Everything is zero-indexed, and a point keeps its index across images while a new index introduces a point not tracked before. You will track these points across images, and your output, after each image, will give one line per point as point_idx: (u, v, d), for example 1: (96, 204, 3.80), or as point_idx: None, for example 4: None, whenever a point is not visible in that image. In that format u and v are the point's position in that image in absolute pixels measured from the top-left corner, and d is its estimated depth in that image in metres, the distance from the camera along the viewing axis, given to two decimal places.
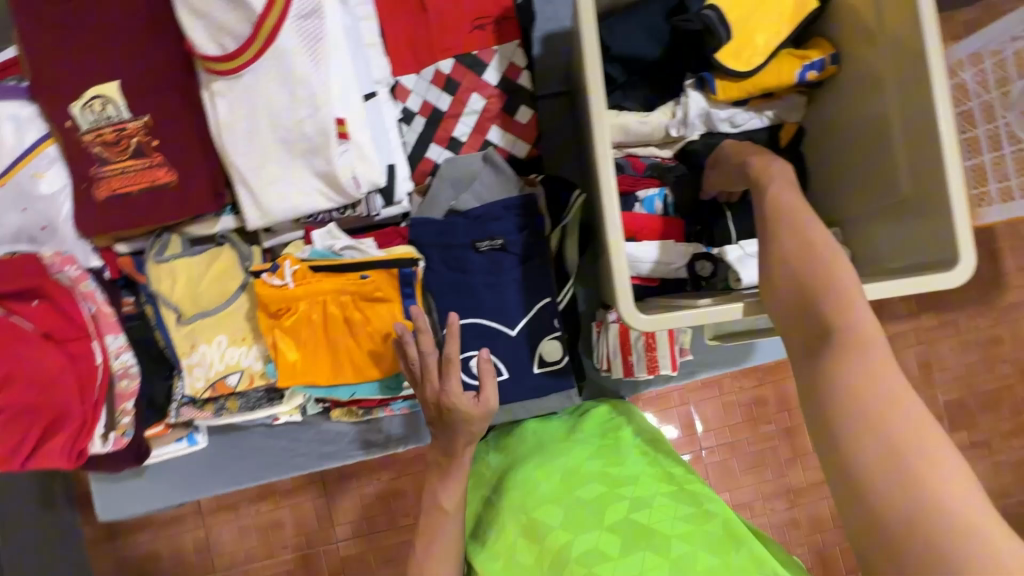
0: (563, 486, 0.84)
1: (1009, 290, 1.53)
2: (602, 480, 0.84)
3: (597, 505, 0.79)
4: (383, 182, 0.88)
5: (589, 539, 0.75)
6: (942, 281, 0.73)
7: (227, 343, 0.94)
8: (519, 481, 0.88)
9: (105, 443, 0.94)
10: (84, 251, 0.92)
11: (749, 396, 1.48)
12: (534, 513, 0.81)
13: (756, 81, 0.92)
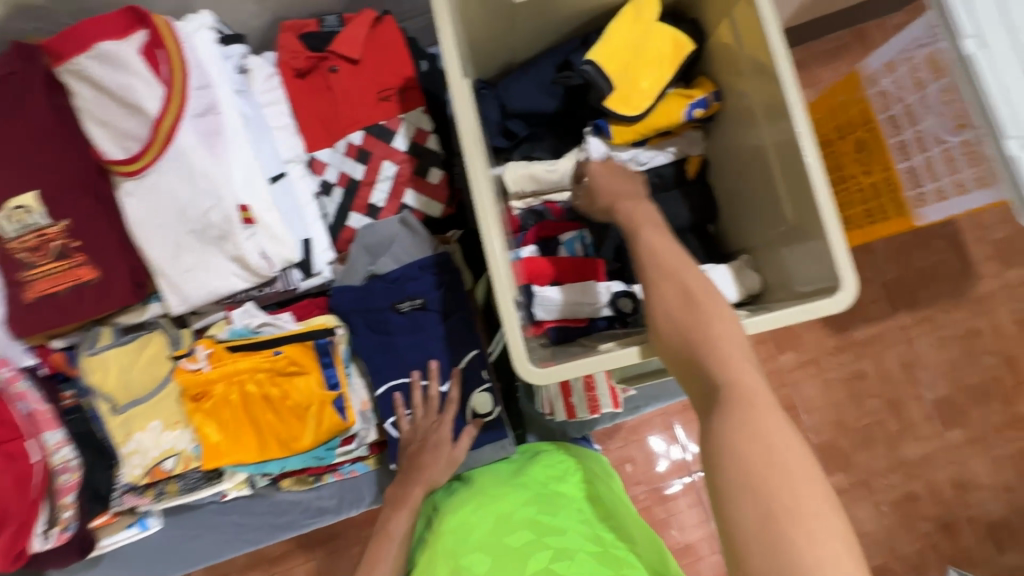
0: (492, 533, 0.81)
1: (981, 280, 1.50)
2: (531, 530, 0.80)
3: (520, 556, 0.76)
4: (298, 257, 0.92)
5: None
6: (825, 307, 0.72)
7: (161, 429, 0.96)
8: (449, 527, 0.84)
9: (46, 540, 0.94)
10: (17, 351, 0.95)
11: None
12: (459, 560, 0.78)
13: (647, 123, 0.96)
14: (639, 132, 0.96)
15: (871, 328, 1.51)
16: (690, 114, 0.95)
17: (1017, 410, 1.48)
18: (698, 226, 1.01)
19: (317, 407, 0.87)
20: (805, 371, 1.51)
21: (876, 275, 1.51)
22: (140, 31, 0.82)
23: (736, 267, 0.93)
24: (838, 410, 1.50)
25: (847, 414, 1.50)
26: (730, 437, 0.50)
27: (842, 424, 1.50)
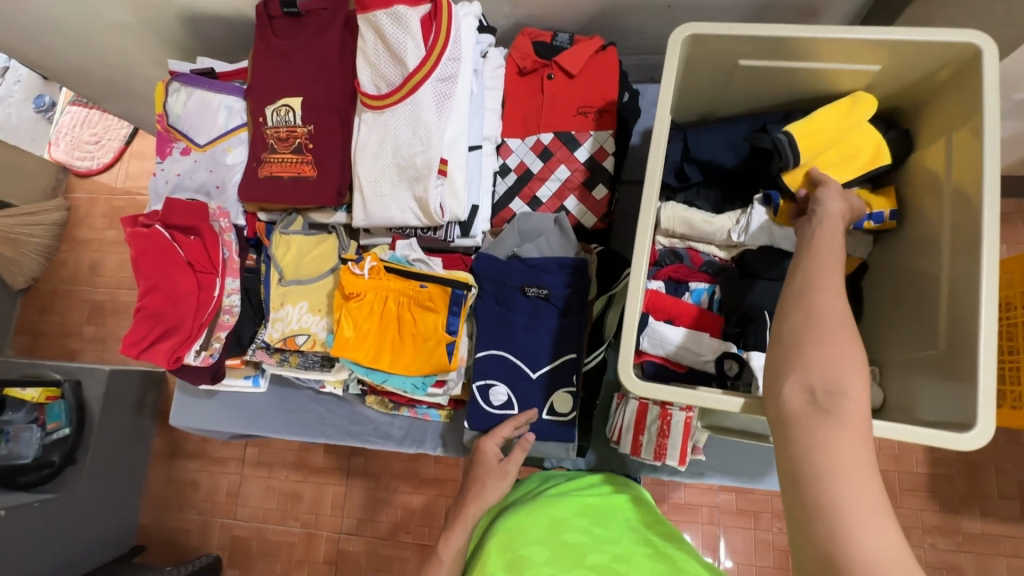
0: (546, 527, 0.87)
1: None
2: (585, 531, 0.87)
3: (577, 553, 0.82)
4: (463, 216, 1.06)
5: None
6: (951, 439, 0.70)
7: (306, 310, 1.14)
8: (501, 521, 0.89)
9: (196, 357, 1.16)
10: (236, 211, 1.20)
11: (785, 541, 1.53)
12: (519, 548, 0.83)
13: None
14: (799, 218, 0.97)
15: (987, 526, 1.47)
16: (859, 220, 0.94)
17: None
18: None
19: (434, 343, 1.01)
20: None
21: (1017, 473, 1.47)
22: (427, 4, 1.02)
23: None
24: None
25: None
26: (835, 448, 0.53)
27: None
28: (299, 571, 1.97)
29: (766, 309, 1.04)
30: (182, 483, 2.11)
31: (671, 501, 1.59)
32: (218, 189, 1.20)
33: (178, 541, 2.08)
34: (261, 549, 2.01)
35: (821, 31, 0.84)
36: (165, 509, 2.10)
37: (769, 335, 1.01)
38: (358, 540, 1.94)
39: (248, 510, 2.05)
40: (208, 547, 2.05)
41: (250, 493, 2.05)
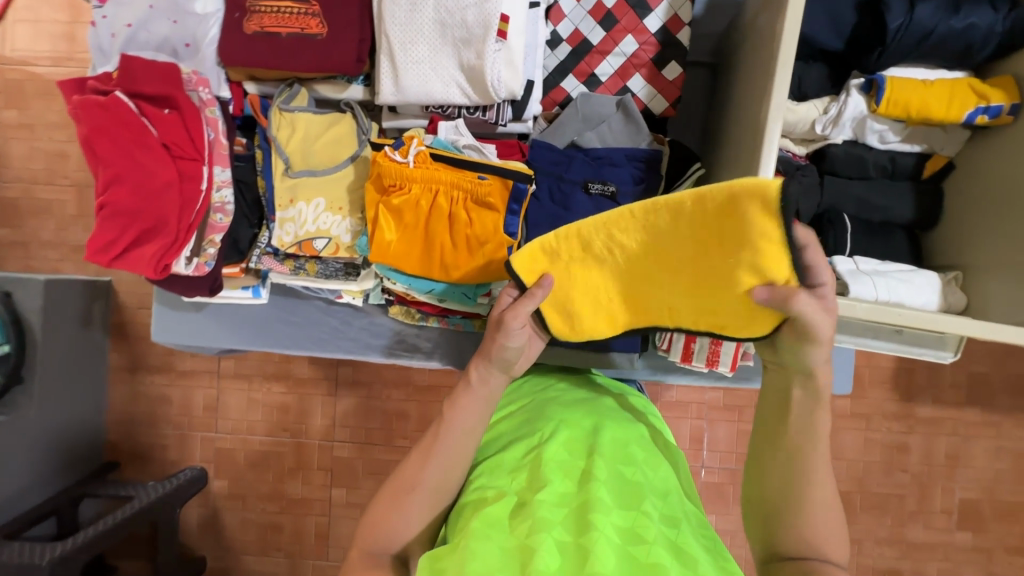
0: (609, 457, 0.79)
1: None
2: (645, 474, 0.78)
3: (635, 490, 0.73)
4: (519, 95, 0.87)
5: (627, 515, 0.69)
6: None
7: (324, 208, 0.95)
8: (564, 423, 0.85)
9: (187, 266, 0.96)
10: (217, 78, 0.94)
11: None
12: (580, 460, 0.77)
13: (920, 105, 0.89)
14: (905, 108, 0.89)
15: (938, 411, 1.63)
16: (971, 113, 0.87)
17: None
18: (907, 227, 0.99)
19: (493, 247, 0.85)
20: (853, 422, 1.65)
21: (968, 365, 1.62)
22: None
23: (944, 281, 0.90)
24: (867, 468, 1.65)
25: (873, 478, 1.65)
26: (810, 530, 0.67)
27: (865, 486, 1.65)
28: (290, 479, 1.92)
29: (845, 213, 0.98)
30: (150, 399, 1.94)
31: (664, 399, 1.65)
32: (187, 49, 0.92)
33: (155, 457, 1.96)
34: (248, 460, 1.93)
35: None
36: (135, 426, 1.95)
37: (850, 239, 0.96)
38: (351, 447, 1.90)
39: (230, 423, 1.93)
40: (189, 460, 1.95)
41: (229, 405, 1.93)
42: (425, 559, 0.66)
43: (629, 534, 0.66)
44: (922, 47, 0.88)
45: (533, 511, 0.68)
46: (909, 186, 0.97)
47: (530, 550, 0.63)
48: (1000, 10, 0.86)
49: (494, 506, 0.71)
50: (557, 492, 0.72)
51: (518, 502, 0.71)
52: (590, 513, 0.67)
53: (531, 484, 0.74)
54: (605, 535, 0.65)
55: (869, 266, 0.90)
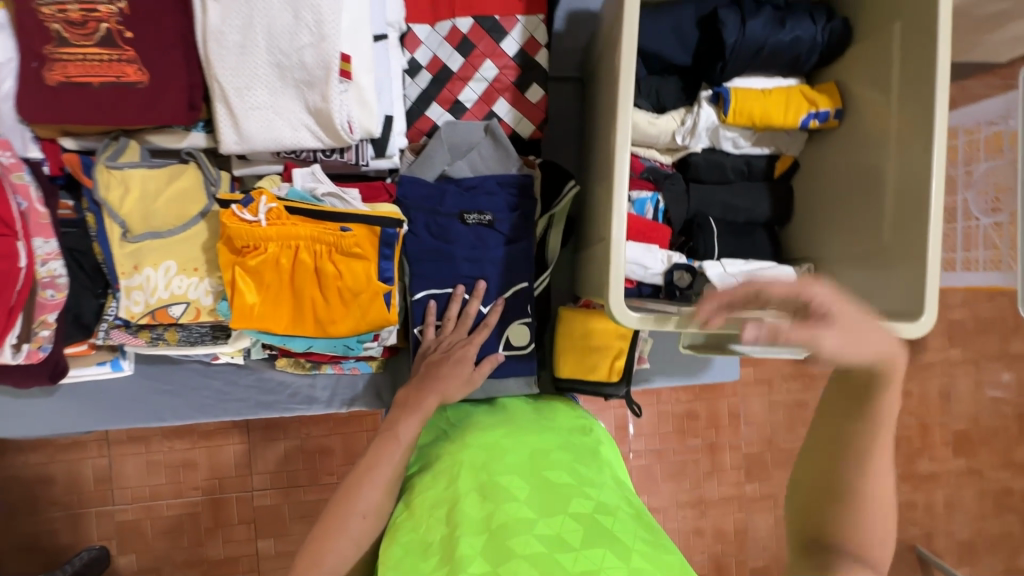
0: (529, 470, 0.80)
1: (927, 351, 1.79)
2: (569, 474, 0.81)
3: (558, 495, 0.76)
4: (377, 133, 0.84)
5: (551, 522, 0.72)
6: (903, 329, 0.78)
7: (176, 271, 0.86)
8: (480, 443, 0.86)
9: (15, 355, 0.84)
10: (21, 137, 0.82)
11: (682, 408, 1.76)
12: (499, 477, 0.78)
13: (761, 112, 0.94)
14: (750, 116, 0.95)
15: None
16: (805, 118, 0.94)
17: (913, 465, 1.82)
18: (767, 224, 1.05)
19: (368, 297, 0.81)
20: (756, 388, 1.78)
21: None
22: None
23: (800, 272, 0.96)
24: (773, 429, 1.79)
25: (780, 436, 1.79)
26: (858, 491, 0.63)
27: (774, 445, 1.79)
28: (209, 539, 1.77)
29: (711, 216, 1.02)
30: (27, 481, 1.71)
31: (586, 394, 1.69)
32: None
33: (43, 545, 1.73)
34: (157, 529, 1.75)
35: None
36: (13, 515, 1.72)
37: (717, 245, 1.00)
38: (274, 493, 1.77)
39: (129, 492, 1.74)
40: (86, 541, 1.73)
41: (125, 472, 1.73)
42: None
43: (553, 541, 0.69)
44: (759, 58, 0.93)
45: (452, 552, 0.70)
46: (764, 185, 1.04)
47: None
48: (819, 22, 0.93)
49: (416, 554, 0.73)
50: (475, 523, 0.73)
51: (440, 545, 0.73)
52: (508, 538, 0.69)
53: (450, 522, 0.74)
54: (526, 556, 0.67)
55: (735, 268, 0.96)
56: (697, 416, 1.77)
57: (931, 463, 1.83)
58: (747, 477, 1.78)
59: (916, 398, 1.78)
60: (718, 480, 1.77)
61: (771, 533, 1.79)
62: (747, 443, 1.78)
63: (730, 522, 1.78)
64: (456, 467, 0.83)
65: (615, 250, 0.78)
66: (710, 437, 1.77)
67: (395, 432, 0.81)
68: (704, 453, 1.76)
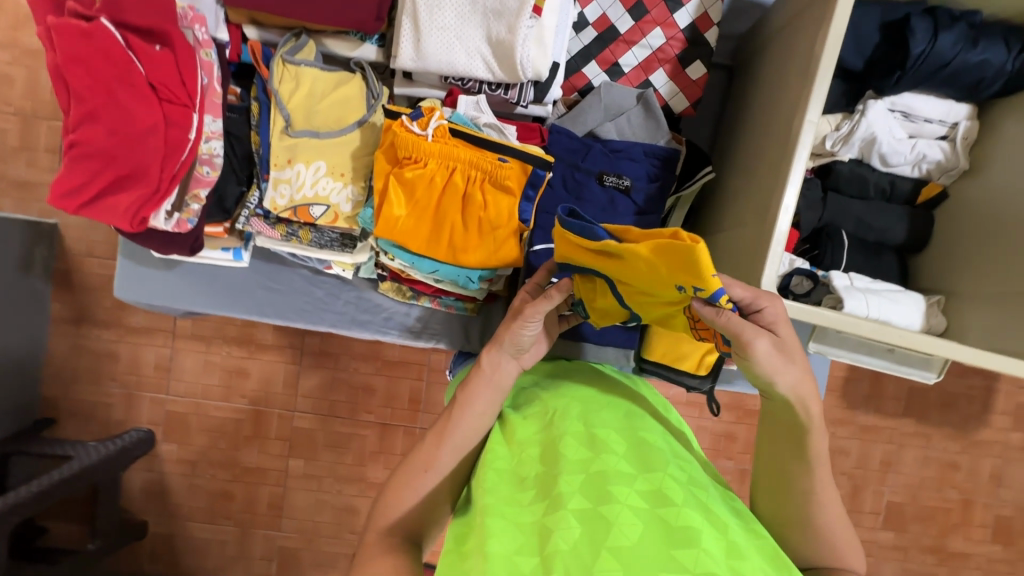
0: (626, 424, 0.70)
1: (989, 427, 1.75)
2: (665, 441, 0.69)
3: (656, 454, 0.65)
4: (544, 77, 0.84)
5: (650, 479, 0.60)
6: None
7: (324, 172, 0.89)
8: (574, 394, 0.76)
9: (167, 222, 0.89)
10: (215, 17, 0.87)
11: (722, 428, 1.71)
12: (595, 427, 0.67)
13: (701, 325, 0.72)
14: (697, 317, 0.71)
15: (880, 419, 1.75)
16: (677, 279, 0.62)
17: (945, 539, 1.78)
18: (897, 249, 1.03)
19: (505, 233, 0.83)
20: None
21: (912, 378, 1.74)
22: None
23: (928, 303, 0.94)
24: None
25: None
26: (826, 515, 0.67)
27: None
28: (245, 447, 1.84)
29: (843, 229, 1.01)
30: (95, 354, 1.80)
31: None
32: None
33: (95, 415, 1.82)
34: (200, 425, 1.84)
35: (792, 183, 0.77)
36: (75, 382, 1.81)
37: (846, 256, 0.99)
38: (312, 418, 1.84)
39: (184, 385, 1.82)
40: (136, 421, 1.83)
41: (183, 366, 1.82)
42: (448, 538, 0.64)
43: (654, 497, 0.58)
44: (938, 75, 0.90)
45: (551, 488, 0.60)
46: (904, 209, 1.01)
47: (547, 532, 0.56)
48: (1013, 49, 0.89)
49: (508, 485, 0.65)
50: (572, 461, 0.63)
51: (536, 480, 0.63)
52: (609, 483, 0.59)
53: (546, 460, 0.65)
54: (629, 505, 0.57)
55: (862, 283, 0.93)
56: (734, 438, 1.72)
57: (964, 542, 1.78)
58: None
59: (966, 470, 1.74)
60: None
61: None
62: None
63: None
64: (550, 410, 0.74)
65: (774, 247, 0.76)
66: (742, 462, 1.72)
67: (468, 395, 0.74)
68: (736, 476, 1.73)
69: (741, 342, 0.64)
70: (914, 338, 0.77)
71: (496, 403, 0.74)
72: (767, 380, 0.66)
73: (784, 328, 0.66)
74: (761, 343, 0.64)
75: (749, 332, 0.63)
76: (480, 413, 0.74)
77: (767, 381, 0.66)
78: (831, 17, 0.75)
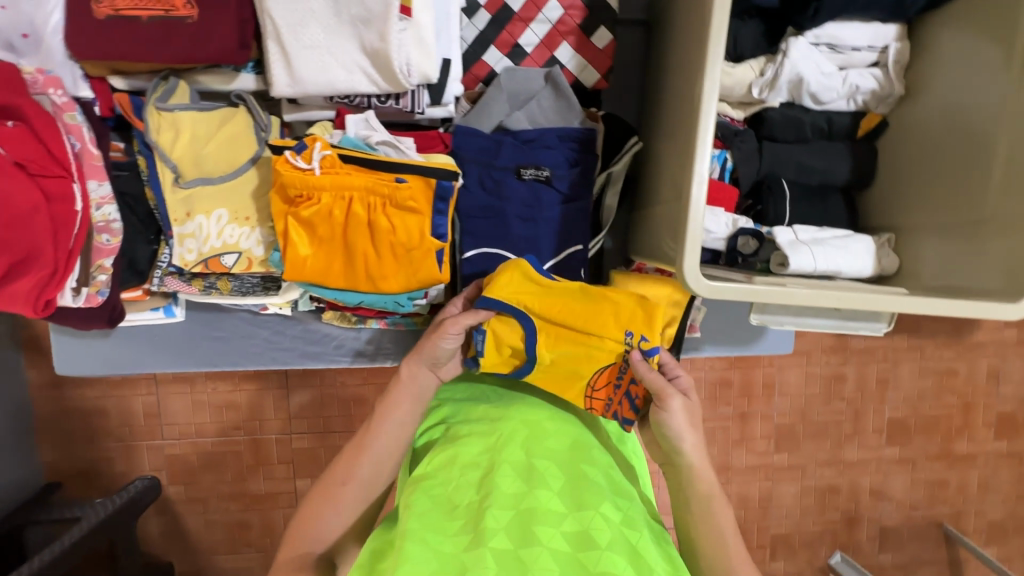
0: (570, 455, 0.72)
1: (979, 329, 1.74)
2: (603, 474, 0.72)
3: (591, 490, 0.66)
4: (433, 79, 0.77)
5: (579, 518, 0.62)
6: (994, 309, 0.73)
7: (227, 220, 0.84)
8: (521, 416, 0.79)
9: (76, 298, 0.85)
10: (72, 76, 0.80)
11: (715, 375, 1.71)
12: (535, 461, 0.69)
13: (598, 390, 0.79)
14: (603, 382, 0.79)
15: (870, 341, 1.74)
16: (627, 333, 0.77)
17: (951, 445, 1.78)
18: (844, 188, 0.98)
19: (420, 253, 0.78)
20: (795, 360, 1.73)
21: None
22: None
23: (879, 244, 0.90)
24: (808, 400, 1.74)
25: (814, 408, 1.75)
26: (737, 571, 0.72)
27: (805, 415, 1.75)
28: (250, 475, 1.85)
29: (784, 178, 0.96)
30: (83, 413, 1.79)
31: None
32: (27, 40, 0.76)
33: (97, 472, 1.83)
34: (202, 463, 1.84)
35: (702, 153, 0.72)
36: (70, 444, 1.80)
37: (790, 206, 0.94)
38: (310, 436, 1.84)
39: (177, 427, 1.82)
40: (139, 470, 1.83)
41: (173, 409, 1.81)
42: (365, 557, 0.66)
43: (579, 540, 0.60)
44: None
45: (477, 521, 0.61)
46: (846, 145, 0.96)
47: (464, 570, 0.56)
48: None
49: (438, 509, 0.65)
50: (504, 496, 0.65)
51: (466, 509, 0.65)
52: (535, 523, 0.60)
53: (481, 490, 0.66)
54: (551, 549, 0.58)
55: (808, 236, 0.89)
56: (729, 384, 1.72)
57: (969, 443, 1.79)
58: (776, 447, 1.75)
59: (962, 375, 1.74)
60: (747, 448, 1.75)
61: (796, 501, 1.77)
62: (780, 414, 1.74)
63: (759, 490, 1.77)
64: (495, 434, 0.75)
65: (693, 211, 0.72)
66: (741, 405, 1.73)
67: (390, 402, 0.80)
68: (734, 421, 1.73)
69: (660, 398, 0.76)
70: (851, 294, 0.73)
71: (417, 414, 0.80)
72: (674, 438, 0.77)
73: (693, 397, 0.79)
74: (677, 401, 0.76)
75: (670, 393, 0.75)
76: (401, 422, 0.79)
77: (676, 442, 0.77)
78: None
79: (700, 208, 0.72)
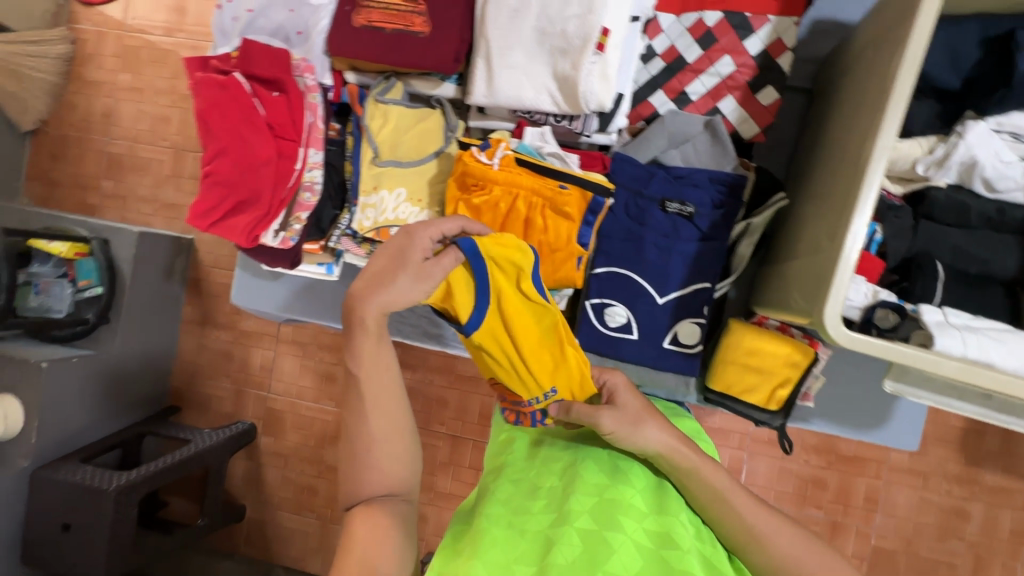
0: (648, 462, 0.78)
1: None
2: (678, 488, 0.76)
3: (670, 499, 0.72)
4: (608, 108, 0.87)
5: (658, 521, 0.68)
6: None
7: (404, 199, 0.99)
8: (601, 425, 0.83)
9: (274, 238, 1.03)
10: (322, 66, 1.01)
11: (810, 471, 1.57)
12: (619, 462, 0.75)
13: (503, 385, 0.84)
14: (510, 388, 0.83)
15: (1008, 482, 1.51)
16: (550, 388, 0.81)
17: None
18: (1009, 284, 0.91)
19: (563, 255, 0.87)
20: (908, 479, 1.54)
21: None
22: None
23: None
24: (918, 529, 1.53)
25: (924, 540, 1.53)
26: None
27: (911, 545, 1.53)
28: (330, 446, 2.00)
29: (938, 259, 0.92)
30: (214, 353, 2.05)
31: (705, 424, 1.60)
32: (299, 36, 1.00)
33: (210, 407, 2.07)
34: (294, 423, 2.02)
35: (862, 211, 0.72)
36: (196, 377, 2.07)
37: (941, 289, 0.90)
38: None
39: (283, 385, 2.02)
40: (243, 415, 2.05)
41: (284, 368, 2.02)
42: (449, 533, 0.73)
43: (660, 539, 0.66)
44: None
45: (562, 504, 0.68)
46: (1017, 240, 0.90)
47: (551, 544, 0.63)
48: None
49: (523, 493, 0.73)
50: (588, 484, 0.70)
51: (550, 492, 0.72)
52: (619, 514, 0.66)
53: (564, 478, 0.73)
54: (634, 540, 0.64)
55: (960, 320, 0.83)
56: (824, 485, 1.57)
57: None
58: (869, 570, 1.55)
59: None
60: None
61: None
62: (880, 535, 1.54)
63: None
64: (576, 437, 0.81)
65: (840, 276, 0.73)
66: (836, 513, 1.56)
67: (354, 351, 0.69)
68: (824, 527, 1.56)
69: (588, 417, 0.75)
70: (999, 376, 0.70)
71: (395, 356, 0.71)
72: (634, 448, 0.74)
73: (625, 397, 0.76)
74: (609, 418, 0.73)
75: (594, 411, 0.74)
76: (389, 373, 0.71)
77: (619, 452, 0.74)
78: (909, 39, 0.72)
79: (850, 268, 0.73)
